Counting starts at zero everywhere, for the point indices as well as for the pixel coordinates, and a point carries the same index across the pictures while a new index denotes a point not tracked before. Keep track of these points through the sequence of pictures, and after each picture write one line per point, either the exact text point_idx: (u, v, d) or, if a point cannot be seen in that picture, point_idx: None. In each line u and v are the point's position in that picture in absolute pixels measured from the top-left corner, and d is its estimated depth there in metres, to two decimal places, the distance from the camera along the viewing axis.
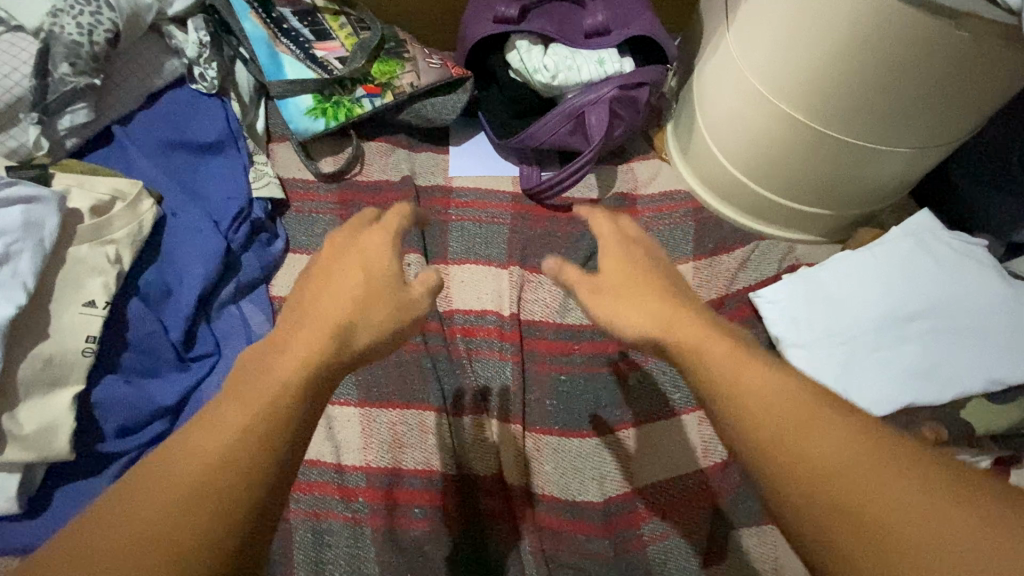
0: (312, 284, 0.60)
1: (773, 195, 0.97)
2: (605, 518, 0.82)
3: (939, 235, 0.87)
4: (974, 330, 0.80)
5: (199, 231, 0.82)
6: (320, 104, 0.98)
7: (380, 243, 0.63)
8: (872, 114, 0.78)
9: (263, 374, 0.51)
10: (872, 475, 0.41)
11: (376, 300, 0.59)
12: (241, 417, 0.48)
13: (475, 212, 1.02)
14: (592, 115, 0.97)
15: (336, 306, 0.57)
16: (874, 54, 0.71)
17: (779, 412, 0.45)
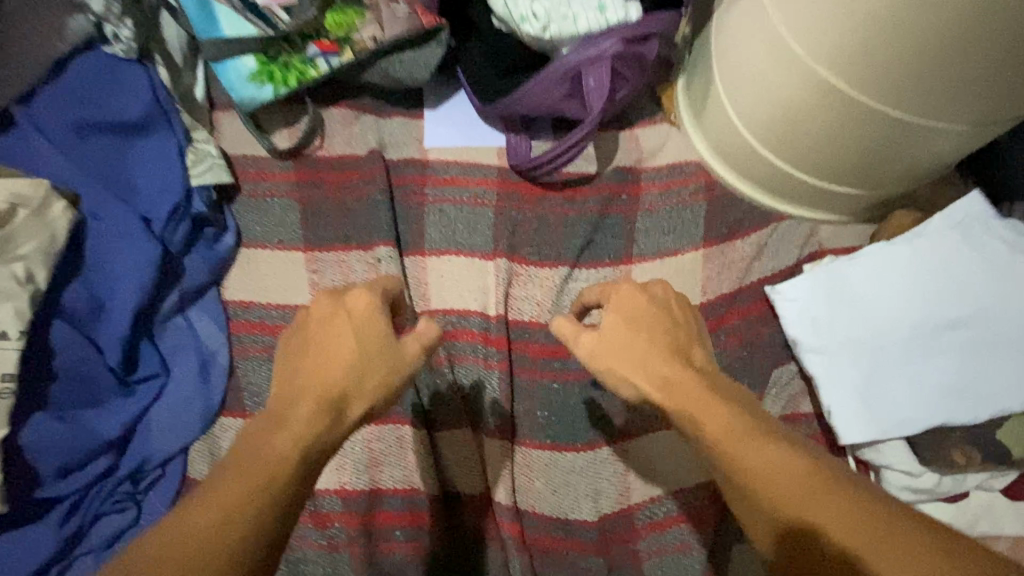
0: (307, 351, 0.59)
1: (798, 171, 0.84)
2: (599, 536, 0.78)
3: (991, 226, 0.77)
4: (1014, 341, 0.72)
5: (127, 235, 0.71)
6: (264, 66, 0.82)
7: (370, 304, 0.61)
8: (930, 86, 0.64)
9: (263, 449, 0.53)
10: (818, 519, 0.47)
11: (370, 367, 0.59)
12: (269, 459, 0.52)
13: (455, 191, 0.88)
14: (590, 76, 0.81)
15: (330, 373, 0.58)
16: (947, 15, 0.56)
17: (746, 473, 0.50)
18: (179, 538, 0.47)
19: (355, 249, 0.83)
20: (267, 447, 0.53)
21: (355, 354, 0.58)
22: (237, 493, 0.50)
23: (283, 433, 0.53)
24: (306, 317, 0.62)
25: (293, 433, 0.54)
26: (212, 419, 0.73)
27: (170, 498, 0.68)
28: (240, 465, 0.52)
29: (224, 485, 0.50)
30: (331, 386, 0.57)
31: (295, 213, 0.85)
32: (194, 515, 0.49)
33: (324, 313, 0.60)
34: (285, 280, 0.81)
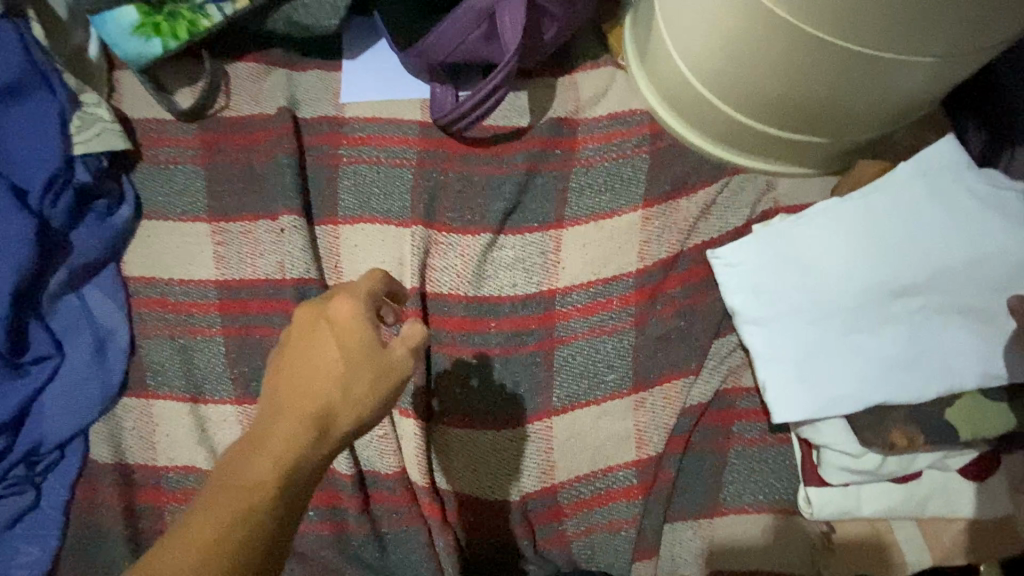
0: (284, 370, 0.49)
1: (746, 118, 0.74)
2: (522, 517, 0.75)
3: (960, 175, 0.68)
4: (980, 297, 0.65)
5: (2, 209, 0.66)
6: (148, 17, 0.74)
7: (354, 312, 0.51)
8: (879, 16, 0.53)
9: (237, 475, 0.44)
10: None
11: (356, 376, 0.49)
12: (252, 487, 0.43)
13: (372, 152, 0.81)
14: (506, 15, 0.72)
15: (315, 394, 0.48)
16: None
17: None
18: None
19: (261, 218, 0.77)
20: (245, 476, 0.44)
21: (342, 370, 0.49)
22: (206, 538, 0.41)
23: (262, 453, 0.45)
24: (285, 336, 0.52)
25: (273, 454, 0.45)
26: (113, 400, 0.71)
27: (70, 481, 0.67)
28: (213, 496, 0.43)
29: (192, 524, 0.42)
30: (313, 406, 0.48)
31: (198, 180, 0.79)
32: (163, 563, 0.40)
33: (303, 325, 0.51)
34: (188, 254, 0.76)
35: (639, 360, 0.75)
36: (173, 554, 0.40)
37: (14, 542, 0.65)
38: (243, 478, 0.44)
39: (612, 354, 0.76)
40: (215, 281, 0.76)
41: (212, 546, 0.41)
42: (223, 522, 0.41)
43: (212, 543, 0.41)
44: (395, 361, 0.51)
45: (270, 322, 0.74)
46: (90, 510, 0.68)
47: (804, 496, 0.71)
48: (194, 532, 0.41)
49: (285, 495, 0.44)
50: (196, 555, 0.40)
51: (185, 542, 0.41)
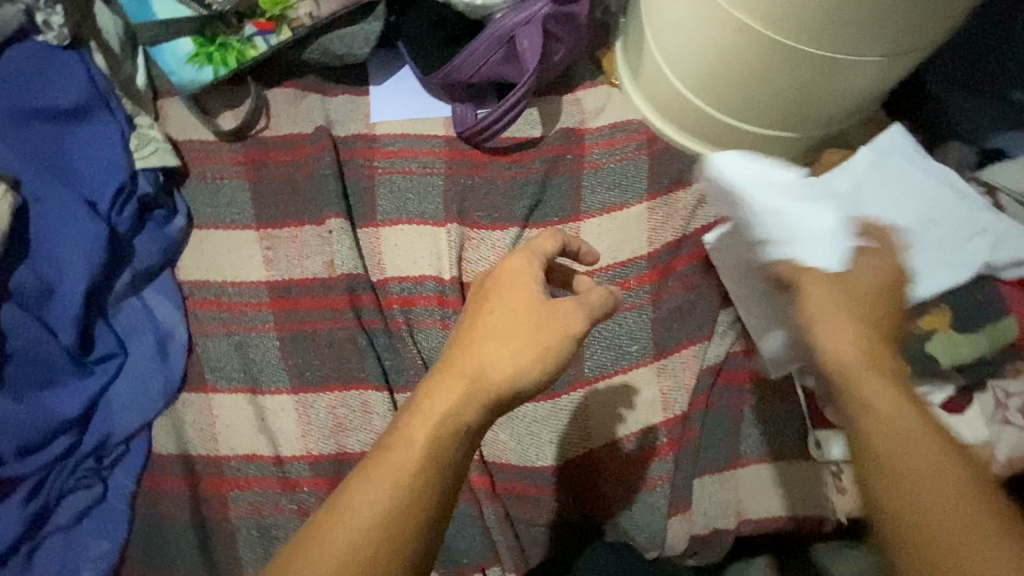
0: (468, 329, 0.57)
1: (730, 120, 0.87)
2: (567, 481, 0.81)
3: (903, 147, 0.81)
4: (954, 246, 0.76)
5: (74, 217, 0.71)
6: (201, 48, 0.82)
7: (520, 270, 0.59)
8: (835, 21, 0.67)
9: (401, 434, 0.51)
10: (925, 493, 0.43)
11: (516, 330, 0.56)
12: (411, 447, 0.50)
13: (404, 162, 0.90)
14: (524, 38, 0.84)
15: (473, 352, 0.55)
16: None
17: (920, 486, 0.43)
18: (326, 543, 0.46)
19: (307, 224, 0.84)
20: (408, 433, 0.51)
21: (503, 324, 0.56)
22: (378, 502, 0.48)
23: (422, 414, 0.51)
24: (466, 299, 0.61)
25: (431, 412, 0.51)
26: (174, 395, 0.74)
27: (136, 473, 0.70)
28: (384, 462, 0.50)
29: (364, 486, 0.48)
30: (472, 361, 0.54)
31: (245, 193, 0.86)
32: (347, 517, 0.47)
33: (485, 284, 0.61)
34: (239, 258, 0.82)
35: (658, 331, 0.85)
36: (349, 504, 0.48)
37: (82, 536, 0.67)
38: (410, 448, 0.50)
39: (634, 326, 0.85)
40: (266, 282, 0.81)
41: (386, 505, 0.48)
42: (388, 478, 0.48)
43: (387, 502, 0.48)
44: (562, 315, 0.57)
45: (321, 317, 0.80)
46: (156, 501, 0.70)
47: (812, 439, 0.80)
48: (367, 495, 0.48)
49: (443, 466, 0.50)
50: (368, 504, 0.48)
51: (357, 496, 0.48)
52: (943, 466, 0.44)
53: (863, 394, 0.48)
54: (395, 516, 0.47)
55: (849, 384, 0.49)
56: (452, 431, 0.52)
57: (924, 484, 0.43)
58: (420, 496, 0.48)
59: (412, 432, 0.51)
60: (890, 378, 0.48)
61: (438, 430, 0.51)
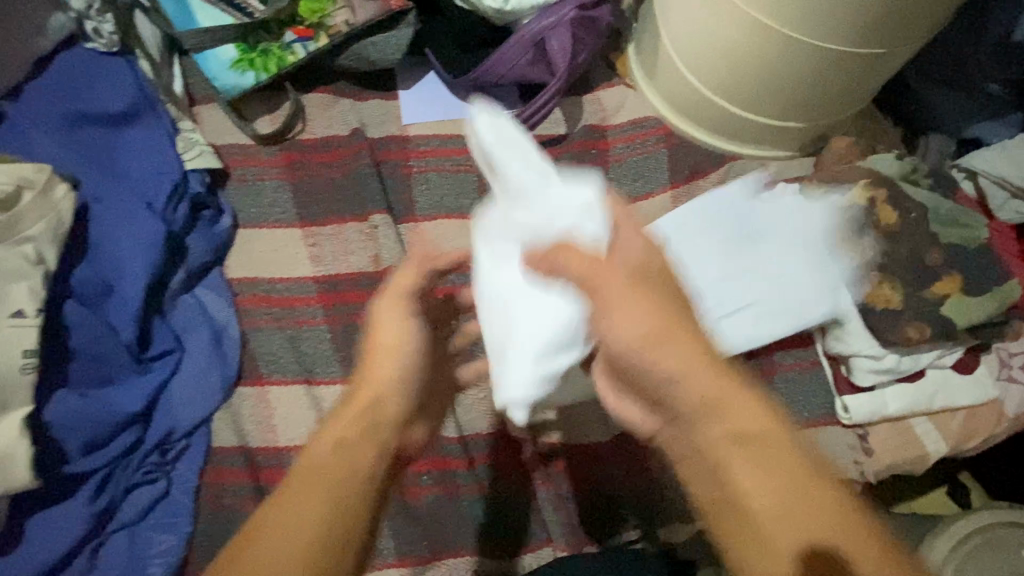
0: (368, 365, 0.56)
1: (745, 113, 0.94)
2: (611, 456, 0.82)
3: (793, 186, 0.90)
4: (823, 284, 0.84)
5: (132, 216, 0.72)
6: (244, 54, 0.86)
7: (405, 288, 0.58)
8: (832, 12, 0.75)
9: (298, 472, 0.49)
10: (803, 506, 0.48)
11: (390, 354, 0.56)
12: (314, 487, 0.48)
13: (438, 161, 0.93)
14: (553, 40, 0.89)
15: (368, 387, 0.55)
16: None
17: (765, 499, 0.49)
18: None
19: (349, 221, 0.86)
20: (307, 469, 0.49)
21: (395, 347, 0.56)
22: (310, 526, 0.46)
23: (311, 453, 0.51)
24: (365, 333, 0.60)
25: (327, 445, 0.51)
26: (231, 388, 0.74)
27: (199, 465, 0.70)
28: (305, 481, 0.48)
29: (275, 513, 0.47)
30: (363, 396, 0.55)
31: (286, 194, 0.87)
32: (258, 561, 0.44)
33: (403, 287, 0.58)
34: (285, 255, 0.84)
35: None
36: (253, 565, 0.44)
37: (147, 531, 0.67)
38: (312, 471, 0.49)
39: None
40: (312, 277, 0.83)
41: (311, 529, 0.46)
42: (291, 519, 0.46)
43: (304, 525, 0.46)
44: (401, 325, 0.57)
45: (368, 310, 0.82)
46: (219, 493, 0.70)
47: (840, 405, 0.85)
48: (291, 527, 0.46)
49: (348, 473, 0.50)
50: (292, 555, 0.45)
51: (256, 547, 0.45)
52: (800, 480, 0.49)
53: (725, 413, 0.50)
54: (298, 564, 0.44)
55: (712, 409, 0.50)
56: (339, 461, 0.50)
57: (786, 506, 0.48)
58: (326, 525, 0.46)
59: (308, 477, 0.49)
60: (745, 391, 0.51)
61: (333, 459, 0.50)
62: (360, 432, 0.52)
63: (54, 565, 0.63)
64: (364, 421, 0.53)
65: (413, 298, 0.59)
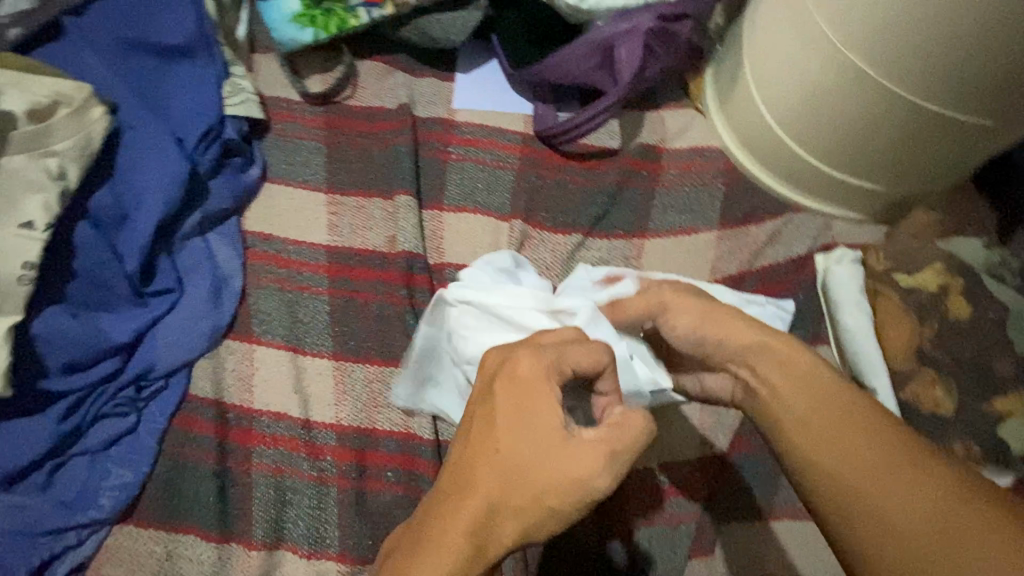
0: (479, 462, 0.47)
1: (818, 162, 0.85)
2: (589, 502, 0.74)
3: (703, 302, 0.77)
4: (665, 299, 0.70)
5: (161, 150, 0.73)
6: (307, 9, 0.85)
7: (538, 379, 0.49)
8: (936, 67, 0.66)
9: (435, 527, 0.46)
10: (880, 488, 0.45)
11: (564, 451, 0.47)
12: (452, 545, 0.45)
13: (478, 152, 0.89)
14: (623, 48, 0.84)
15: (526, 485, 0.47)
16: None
17: (853, 463, 0.47)
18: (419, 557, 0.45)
19: (376, 196, 0.83)
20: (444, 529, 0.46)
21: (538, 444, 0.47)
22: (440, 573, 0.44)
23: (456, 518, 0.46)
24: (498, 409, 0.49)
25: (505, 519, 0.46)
26: (219, 338, 0.74)
27: (170, 410, 0.70)
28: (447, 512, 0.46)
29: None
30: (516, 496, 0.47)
31: (321, 157, 0.85)
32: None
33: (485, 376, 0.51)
34: (304, 218, 0.82)
35: None
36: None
37: (106, 464, 0.67)
38: (480, 488, 0.46)
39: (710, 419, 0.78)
40: (326, 245, 0.80)
41: (449, 571, 0.44)
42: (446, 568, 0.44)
43: None
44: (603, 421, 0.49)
45: (373, 289, 0.79)
46: (184, 441, 0.70)
47: None
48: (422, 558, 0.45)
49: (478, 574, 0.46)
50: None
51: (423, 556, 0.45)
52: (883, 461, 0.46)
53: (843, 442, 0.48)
54: None
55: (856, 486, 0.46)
56: (563, 501, 0.47)
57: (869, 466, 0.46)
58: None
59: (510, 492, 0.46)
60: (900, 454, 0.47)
61: (534, 498, 0.46)
62: (555, 484, 0.47)
63: (11, 476, 0.64)
64: (562, 491, 0.47)
65: (565, 371, 0.50)
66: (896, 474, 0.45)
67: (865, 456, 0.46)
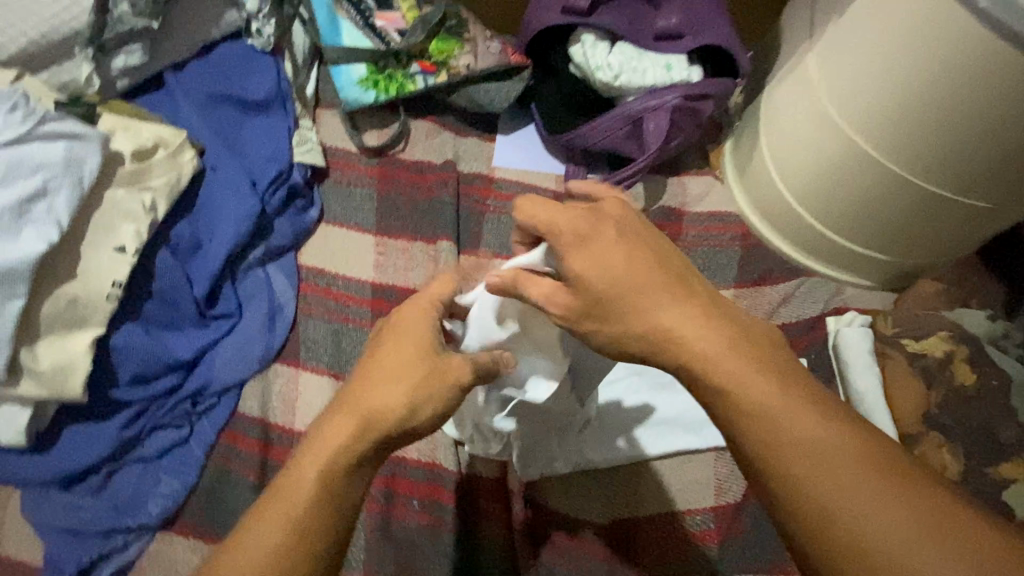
0: (361, 393, 0.51)
1: (829, 231, 0.91)
2: (607, 542, 0.76)
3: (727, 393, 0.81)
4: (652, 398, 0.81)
5: (237, 190, 0.81)
6: (371, 74, 0.96)
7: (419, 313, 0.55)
8: (936, 151, 0.73)
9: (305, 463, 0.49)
10: (854, 495, 0.40)
11: (417, 377, 0.51)
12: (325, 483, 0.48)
13: (515, 206, 0.97)
14: (651, 122, 0.93)
15: (384, 411, 0.50)
16: (953, 73, 0.66)
17: (811, 462, 0.41)
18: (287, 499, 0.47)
19: (419, 241, 0.91)
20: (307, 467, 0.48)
21: (407, 379, 0.51)
22: (299, 501, 0.47)
23: (318, 450, 0.49)
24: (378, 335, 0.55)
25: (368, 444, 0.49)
26: (268, 361, 0.80)
27: (219, 425, 0.75)
28: (307, 455, 0.49)
29: (259, 525, 0.47)
30: (384, 423, 0.50)
31: (372, 203, 0.94)
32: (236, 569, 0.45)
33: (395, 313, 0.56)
34: (354, 257, 0.89)
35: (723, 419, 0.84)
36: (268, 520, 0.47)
37: (157, 472, 0.72)
38: (355, 415, 0.50)
39: (727, 476, 0.81)
40: (371, 282, 0.88)
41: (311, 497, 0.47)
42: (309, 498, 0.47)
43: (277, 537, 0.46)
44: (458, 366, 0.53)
45: None
46: (229, 456, 0.75)
47: None
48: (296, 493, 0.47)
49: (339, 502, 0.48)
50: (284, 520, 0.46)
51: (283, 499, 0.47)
52: (843, 456, 0.41)
53: (789, 431, 0.42)
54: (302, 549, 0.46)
55: (808, 484, 0.41)
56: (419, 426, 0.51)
57: (837, 465, 0.40)
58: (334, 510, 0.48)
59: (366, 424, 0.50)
60: (840, 426, 0.42)
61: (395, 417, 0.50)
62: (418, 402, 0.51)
63: (72, 476, 0.69)
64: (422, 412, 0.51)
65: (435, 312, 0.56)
66: (850, 458, 0.41)
67: (819, 453, 0.41)
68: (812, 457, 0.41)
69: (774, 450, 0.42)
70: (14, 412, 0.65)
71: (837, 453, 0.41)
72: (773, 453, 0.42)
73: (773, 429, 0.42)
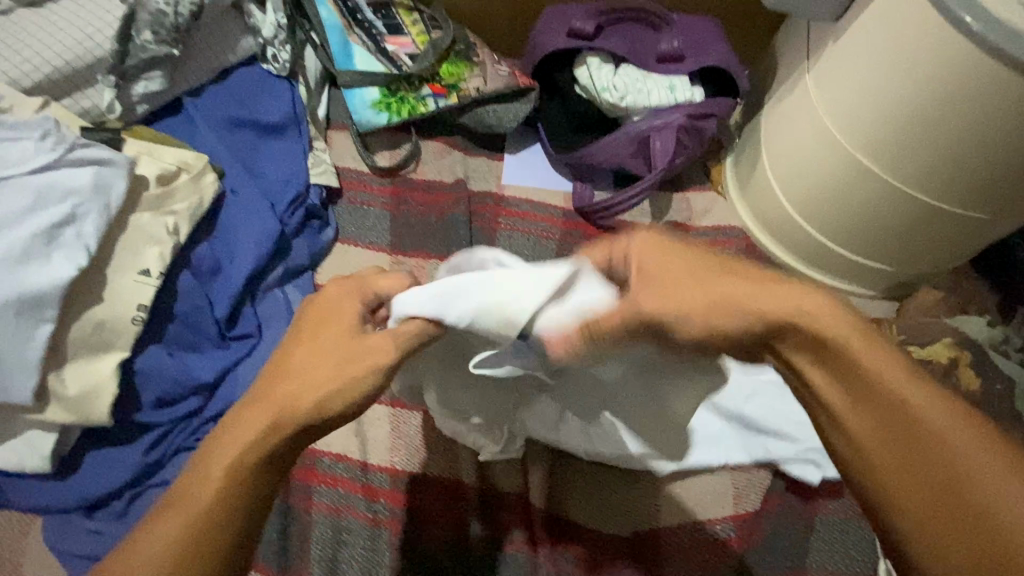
0: (281, 376, 0.54)
1: (832, 243, 0.94)
2: (630, 555, 0.76)
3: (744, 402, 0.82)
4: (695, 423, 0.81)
5: (257, 212, 0.83)
6: (384, 98, 0.98)
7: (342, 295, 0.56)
8: (935, 165, 0.77)
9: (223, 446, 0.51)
10: (980, 477, 0.43)
11: (337, 362, 0.53)
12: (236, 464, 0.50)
13: (525, 223, 0.99)
14: (657, 140, 0.96)
15: (301, 392, 0.52)
16: (947, 91, 0.70)
17: (931, 445, 0.44)
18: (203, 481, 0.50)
19: (434, 258, 0.93)
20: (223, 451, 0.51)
21: (327, 362, 0.53)
22: (215, 482, 0.50)
23: (232, 434, 0.51)
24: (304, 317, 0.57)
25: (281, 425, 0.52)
26: None
27: None
28: (227, 435, 0.52)
29: (176, 504, 0.50)
30: (297, 404, 0.52)
31: (386, 222, 0.95)
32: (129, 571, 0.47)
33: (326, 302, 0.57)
34: None
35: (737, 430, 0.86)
36: (188, 498, 0.50)
37: None
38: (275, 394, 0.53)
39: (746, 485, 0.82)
40: None
41: (223, 478, 0.50)
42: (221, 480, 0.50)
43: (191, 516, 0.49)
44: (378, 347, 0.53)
45: None
46: None
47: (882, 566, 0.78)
48: (191, 499, 0.49)
49: (250, 482, 0.50)
50: (198, 499, 0.49)
51: (201, 480, 0.50)
52: (964, 442, 0.44)
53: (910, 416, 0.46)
54: (212, 529, 0.49)
55: (927, 464, 0.44)
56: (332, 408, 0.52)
57: (960, 452, 0.44)
58: (245, 490, 0.50)
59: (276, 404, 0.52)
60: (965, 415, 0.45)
61: (314, 398, 0.52)
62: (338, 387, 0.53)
63: (95, 501, 0.69)
64: (335, 392, 0.52)
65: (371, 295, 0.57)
66: (974, 443, 0.44)
67: (938, 436, 0.45)
68: (928, 441, 0.45)
69: (894, 434, 0.46)
70: (39, 438, 0.65)
71: (961, 439, 0.44)
72: (893, 437, 0.46)
73: (892, 415, 0.46)
